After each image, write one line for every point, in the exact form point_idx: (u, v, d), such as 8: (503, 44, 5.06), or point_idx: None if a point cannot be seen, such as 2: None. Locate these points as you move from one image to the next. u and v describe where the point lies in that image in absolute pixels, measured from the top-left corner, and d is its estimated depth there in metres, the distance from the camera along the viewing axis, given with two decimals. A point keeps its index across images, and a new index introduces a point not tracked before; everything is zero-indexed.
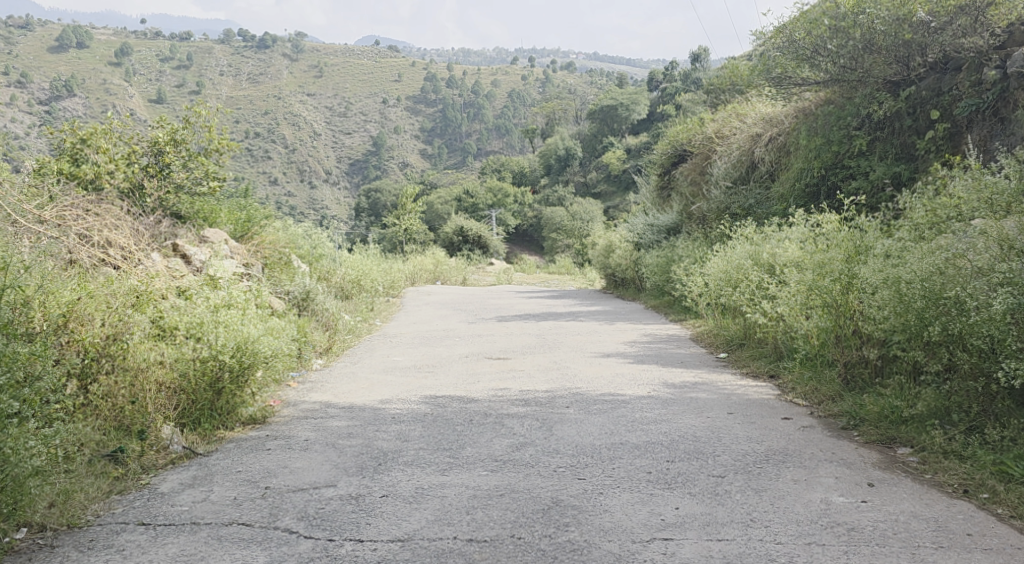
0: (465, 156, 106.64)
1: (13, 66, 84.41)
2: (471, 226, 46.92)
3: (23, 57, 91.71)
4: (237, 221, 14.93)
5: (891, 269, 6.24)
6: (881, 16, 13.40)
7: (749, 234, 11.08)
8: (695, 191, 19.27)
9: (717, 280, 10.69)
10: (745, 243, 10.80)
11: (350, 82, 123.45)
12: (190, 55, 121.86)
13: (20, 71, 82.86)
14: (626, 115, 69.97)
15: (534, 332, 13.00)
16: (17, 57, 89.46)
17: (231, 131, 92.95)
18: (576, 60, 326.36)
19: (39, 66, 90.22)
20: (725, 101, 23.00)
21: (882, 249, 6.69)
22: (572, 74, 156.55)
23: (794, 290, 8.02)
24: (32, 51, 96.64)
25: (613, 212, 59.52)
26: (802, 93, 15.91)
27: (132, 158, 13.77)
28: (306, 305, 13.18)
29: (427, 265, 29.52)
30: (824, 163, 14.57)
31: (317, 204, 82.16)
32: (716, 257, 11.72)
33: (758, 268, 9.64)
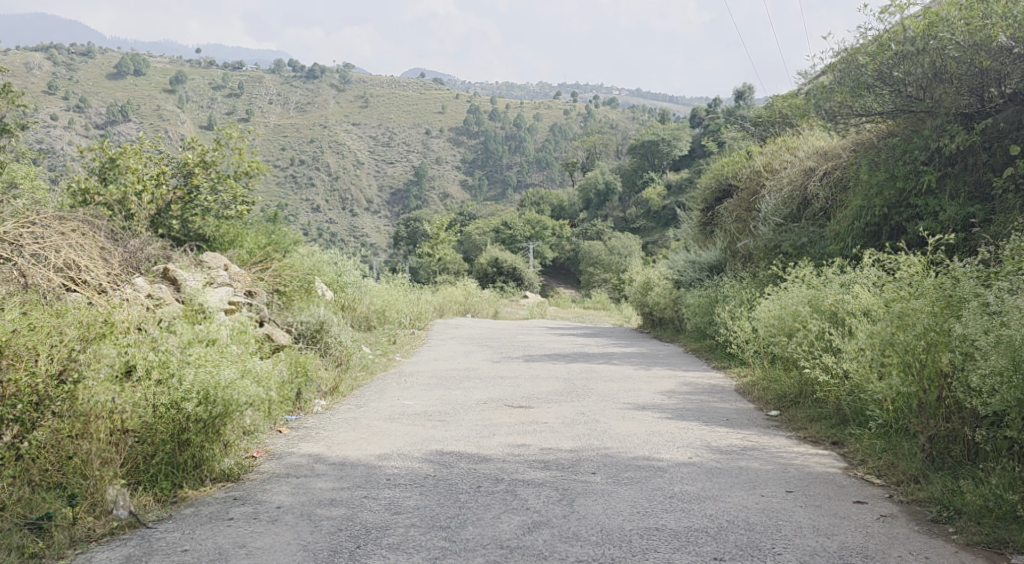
0: (505, 189, 106.06)
1: (70, 91, 85.69)
2: (506, 257, 45.99)
3: (81, 82, 93.13)
4: (258, 243, 15.26)
5: (997, 324, 5.30)
6: (956, 42, 12.35)
7: (807, 275, 9.89)
8: (740, 226, 18.11)
9: (769, 326, 9.52)
10: (803, 285, 9.63)
11: (394, 112, 123.92)
12: (241, 83, 123.17)
13: (77, 96, 84.07)
14: (667, 151, 68.15)
15: (562, 375, 11.84)
16: (76, 82, 90.94)
17: (275, 157, 93.36)
18: (619, 97, 327.02)
19: (97, 92, 91.55)
20: (775, 134, 21.87)
21: (981, 303, 5.69)
22: (614, 110, 156.02)
23: (866, 343, 6.96)
24: (90, 76, 98.13)
25: (652, 248, 58.29)
26: (862, 125, 14.77)
27: (162, 180, 14.60)
28: (320, 338, 12.22)
29: (457, 296, 28.50)
30: (886, 200, 13.42)
31: (357, 232, 81.94)
32: (767, 300, 10.52)
33: (819, 314, 8.49)
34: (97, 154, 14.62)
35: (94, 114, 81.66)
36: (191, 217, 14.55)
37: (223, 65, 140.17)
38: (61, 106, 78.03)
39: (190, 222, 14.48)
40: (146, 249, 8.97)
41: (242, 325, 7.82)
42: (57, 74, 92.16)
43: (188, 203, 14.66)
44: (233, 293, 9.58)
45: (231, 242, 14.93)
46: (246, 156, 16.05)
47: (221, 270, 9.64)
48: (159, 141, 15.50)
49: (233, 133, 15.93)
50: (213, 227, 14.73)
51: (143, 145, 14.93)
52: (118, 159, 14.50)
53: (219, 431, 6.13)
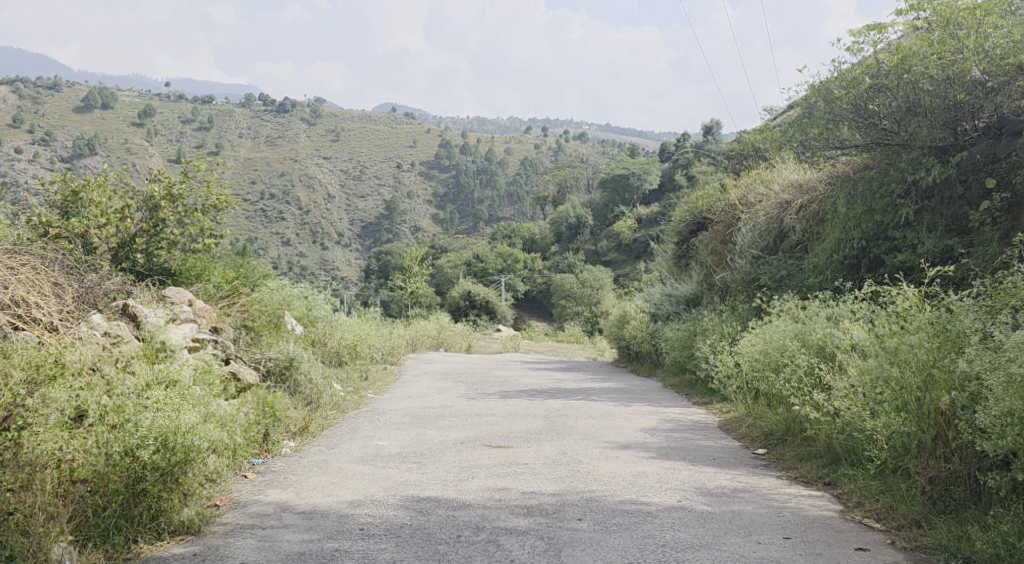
0: (476, 222, 106.04)
1: (36, 124, 84.68)
2: (479, 289, 45.64)
3: (47, 115, 92.06)
4: (227, 278, 14.86)
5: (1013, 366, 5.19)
6: (929, 75, 12.36)
7: (791, 312, 9.64)
8: (716, 259, 17.96)
9: (754, 361, 9.31)
10: (789, 320, 9.38)
11: (366, 147, 123.76)
12: (211, 117, 122.51)
13: (43, 130, 83.08)
14: (638, 185, 68.99)
15: (541, 413, 11.46)
16: (42, 116, 89.93)
17: (245, 191, 92.63)
18: (590, 132, 329.76)
19: (64, 125, 90.52)
20: (748, 166, 21.83)
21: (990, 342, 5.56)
22: (583, 144, 157.09)
23: (859, 380, 6.77)
24: (57, 110, 97.02)
25: (624, 280, 58.25)
26: (836, 159, 14.71)
27: (126, 214, 14.17)
28: (288, 374, 11.91)
29: (430, 330, 28.07)
30: (864, 233, 13.30)
31: (328, 264, 81.29)
32: (750, 335, 10.30)
33: (807, 350, 8.23)
34: (59, 186, 14.14)
35: (60, 148, 80.68)
36: (157, 251, 14.13)
37: (193, 100, 139.43)
38: (27, 139, 77.05)
39: (156, 256, 14.12)
40: (104, 284, 8.61)
41: (209, 365, 7.47)
42: (24, 109, 91.11)
43: (154, 238, 14.27)
44: (198, 329, 9.19)
45: (199, 276, 14.62)
46: (214, 189, 15.62)
47: (186, 306, 9.27)
48: (123, 173, 15.02)
49: (201, 164, 15.43)
50: (180, 261, 14.40)
51: (108, 177, 14.49)
52: (81, 191, 14.01)
53: (179, 480, 5.80)
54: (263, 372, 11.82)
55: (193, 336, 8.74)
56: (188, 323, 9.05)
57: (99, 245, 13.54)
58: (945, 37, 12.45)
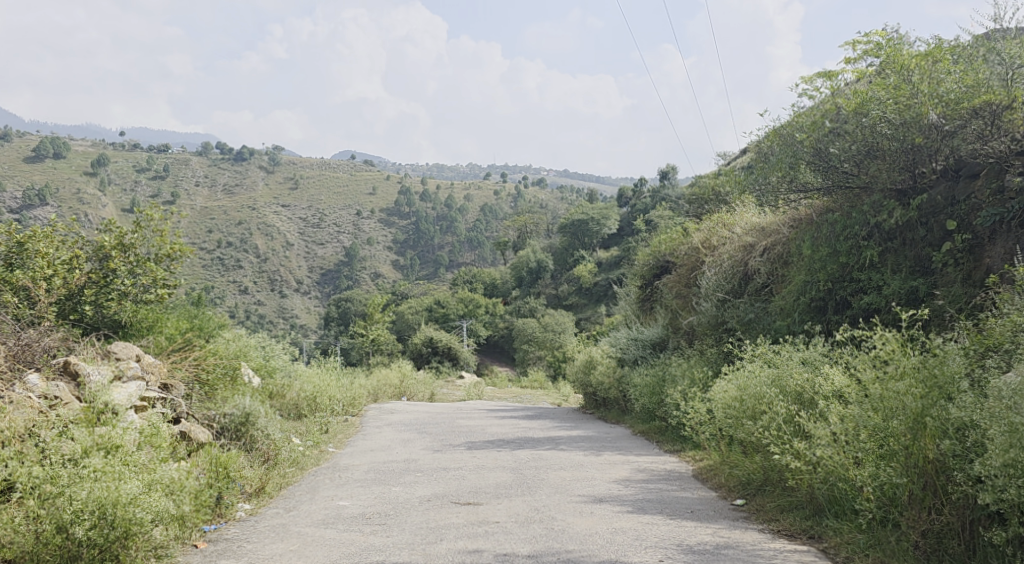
0: (436, 268, 105.74)
1: None
2: (441, 335, 45.17)
3: None
4: (180, 330, 14.46)
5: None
6: (886, 118, 12.39)
7: (762, 360, 9.35)
8: (682, 302, 17.76)
9: (729, 408, 9.01)
10: (763, 366, 9.11)
11: (325, 194, 123.15)
12: (167, 166, 121.39)
13: None
14: (596, 229, 69.26)
15: (509, 465, 11.04)
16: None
17: (202, 239, 91.55)
18: (548, 177, 332.36)
19: (15, 176, 89.06)
20: (709, 210, 21.80)
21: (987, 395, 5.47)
22: (543, 190, 157.87)
23: (841, 428, 6.53)
24: (8, 161, 95.49)
25: (585, 324, 58.10)
26: (798, 201, 14.63)
27: (74, 265, 13.67)
28: (244, 430, 11.46)
29: (392, 379, 27.46)
30: (830, 275, 13.01)
31: (287, 313, 80.34)
32: (721, 382, 10.02)
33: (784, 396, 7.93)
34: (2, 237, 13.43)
35: (10, 199, 79.25)
36: (106, 302, 13.64)
37: (148, 149, 137.99)
38: None
39: (105, 307, 13.64)
40: (43, 341, 8.17)
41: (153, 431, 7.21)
42: None
43: (102, 290, 13.79)
44: (147, 386, 8.78)
45: (150, 327, 14.17)
46: (168, 238, 15.13)
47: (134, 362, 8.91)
48: (73, 223, 14.54)
49: (155, 214, 14.88)
50: (130, 313, 13.93)
51: (57, 226, 14.00)
52: (27, 241, 13.50)
53: (120, 553, 6.05)
54: (217, 430, 11.38)
55: (141, 395, 8.37)
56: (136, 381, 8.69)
57: (46, 296, 13.04)
58: (901, 82, 12.54)
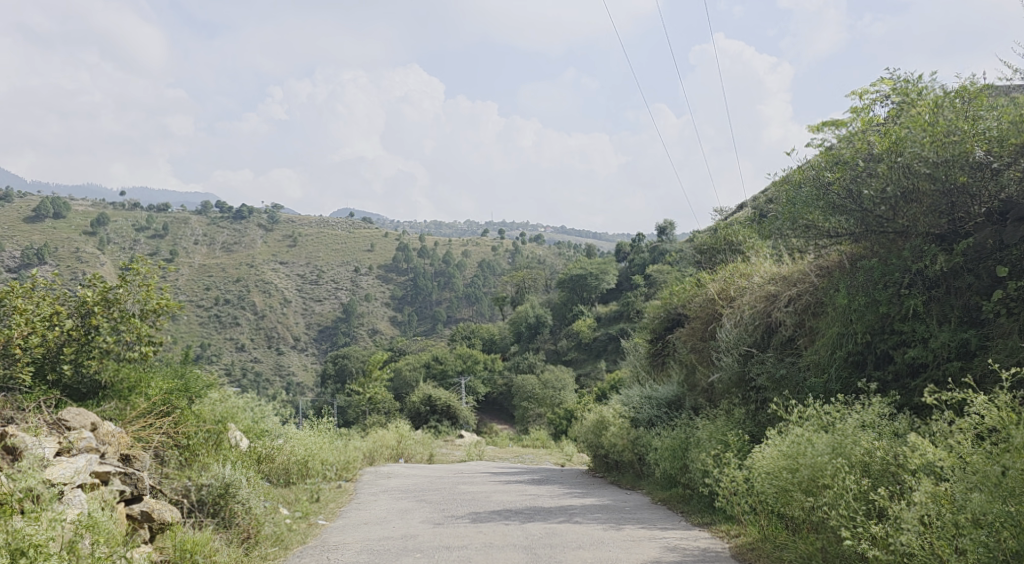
0: (434, 324, 104.82)
1: None
2: (439, 393, 43.73)
3: None
4: (172, 389, 13.31)
5: None
6: (924, 157, 11.27)
7: (812, 425, 8.26)
8: (698, 358, 16.57)
9: (771, 477, 8.01)
10: (816, 431, 8.09)
11: (323, 251, 122.36)
12: (167, 225, 120.68)
13: None
14: (595, 284, 68.38)
15: (520, 543, 9.73)
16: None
17: (200, 296, 90.36)
18: (547, 233, 333.15)
19: (15, 236, 88.28)
20: (721, 260, 20.75)
21: None
22: (541, 245, 157.25)
23: (926, 500, 6.34)
24: (8, 220, 94.76)
25: (585, 380, 56.84)
26: (827, 249, 13.39)
27: (54, 322, 12.56)
28: (222, 504, 10.63)
29: (389, 440, 26.00)
30: (868, 326, 11.61)
31: (284, 370, 79.00)
32: (764, 449, 8.81)
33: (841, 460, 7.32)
34: None
35: (8, 258, 78.46)
36: (88, 361, 12.58)
37: (147, 207, 137.35)
38: None
39: (86, 367, 12.57)
40: None
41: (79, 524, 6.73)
42: None
43: (83, 348, 12.68)
44: (104, 459, 8.26)
45: (134, 388, 13.09)
46: (155, 292, 13.91)
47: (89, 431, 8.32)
48: (54, 277, 13.38)
49: (143, 267, 13.71)
50: (111, 372, 12.81)
51: (37, 281, 12.87)
52: (4, 296, 12.38)
53: None
54: (195, 504, 10.55)
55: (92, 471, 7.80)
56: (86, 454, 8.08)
57: (22, 355, 11.99)
58: (938, 118, 11.43)
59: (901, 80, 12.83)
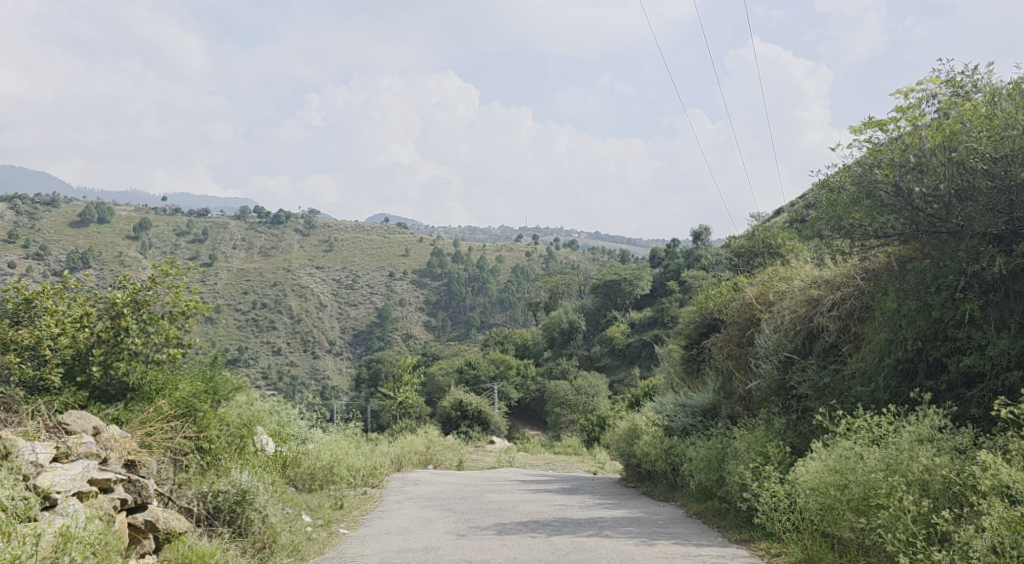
0: (467, 329, 104.54)
1: (31, 240, 83.55)
2: (471, 398, 43.17)
3: (43, 230, 91.00)
4: (200, 391, 12.95)
5: None
6: (980, 152, 10.73)
7: (866, 439, 7.98)
8: (735, 365, 15.96)
9: (831, 490, 7.70)
10: (872, 448, 7.69)
11: (359, 256, 122.58)
12: (206, 229, 121.65)
13: (38, 245, 82.20)
14: (629, 290, 67.58)
15: (546, 557, 9.22)
16: (38, 230, 88.94)
17: (237, 299, 90.81)
18: (582, 239, 331.62)
19: (59, 239, 89.43)
20: (760, 265, 20.10)
21: None
22: (575, 251, 156.20)
23: (1000, 525, 6.27)
24: (53, 224, 96.01)
25: (618, 386, 56.13)
26: (873, 250, 12.72)
27: (84, 323, 12.33)
28: (239, 512, 10.39)
29: (418, 445, 25.57)
30: (919, 331, 10.94)
31: (319, 374, 78.99)
32: (809, 463, 8.28)
33: (897, 478, 7.24)
34: (8, 294, 12.31)
35: (53, 261, 79.61)
36: (117, 363, 12.30)
37: (187, 212, 138.68)
38: (21, 255, 76.20)
39: (114, 369, 12.28)
40: None
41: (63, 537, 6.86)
42: (19, 223, 89.99)
43: (113, 349, 12.38)
44: (106, 466, 8.37)
45: (161, 390, 12.63)
46: (183, 294, 13.62)
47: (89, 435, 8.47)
48: (85, 279, 13.17)
49: (172, 268, 13.45)
50: (139, 374, 12.45)
51: (67, 282, 12.64)
52: (35, 298, 12.20)
53: None
54: (210, 511, 10.33)
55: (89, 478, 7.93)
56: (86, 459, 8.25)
57: (51, 356, 11.80)
58: (996, 112, 10.84)
59: (949, 79, 12.27)
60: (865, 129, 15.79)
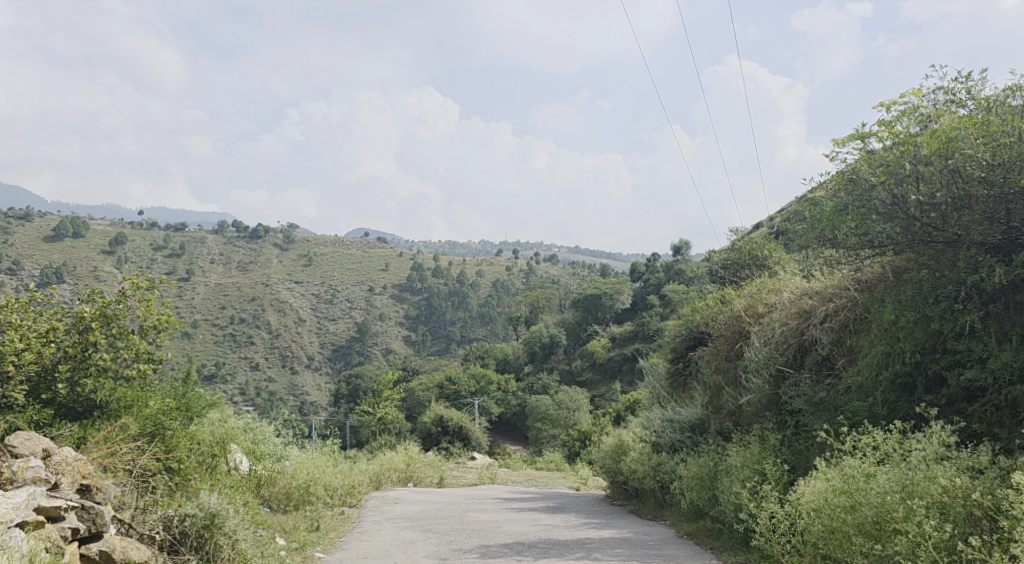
0: (447, 344, 103.90)
1: (5, 254, 82.27)
2: (451, 414, 42.58)
3: (17, 245, 89.63)
4: (172, 409, 12.31)
5: None
6: (978, 159, 10.37)
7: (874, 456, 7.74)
8: (723, 379, 15.52)
9: (840, 512, 7.44)
10: (885, 471, 7.42)
11: (338, 270, 121.66)
12: (183, 244, 120.36)
13: (12, 260, 80.92)
14: (609, 304, 67.25)
15: None
16: (12, 245, 87.64)
17: (215, 314, 89.74)
18: (561, 253, 331.96)
19: (33, 254, 88.17)
20: (747, 276, 19.68)
21: None
22: (555, 265, 155.88)
23: None
24: (28, 239, 94.63)
25: (599, 401, 55.69)
26: (866, 261, 12.28)
27: (50, 338, 11.75)
28: (207, 537, 9.85)
29: (398, 463, 24.93)
30: (917, 344, 10.51)
31: (298, 389, 77.99)
32: (814, 486, 7.92)
33: (907, 500, 7.11)
34: None
35: (27, 277, 78.37)
36: (86, 381, 11.67)
37: (165, 226, 137.32)
38: None
39: (81, 386, 11.66)
40: None
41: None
42: None
43: (80, 365, 11.82)
44: (55, 491, 8.41)
45: (130, 407, 11.97)
46: (156, 308, 12.96)
47: (38, 459, 8.54)
48: (52, 293, 12.54)
49: (144, 281, 12.81)
50: (107, 391, 11.81)
51: (34, 296, 12.04)
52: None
53: None
54: (176, 536, 9.81)
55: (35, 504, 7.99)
56: (34, 484, 8.35)
57: (15, 373, 11.19)
58: (994, 118, 10.46)
59: (939, 91, 11.96)
60: (848, 141, 15.42)
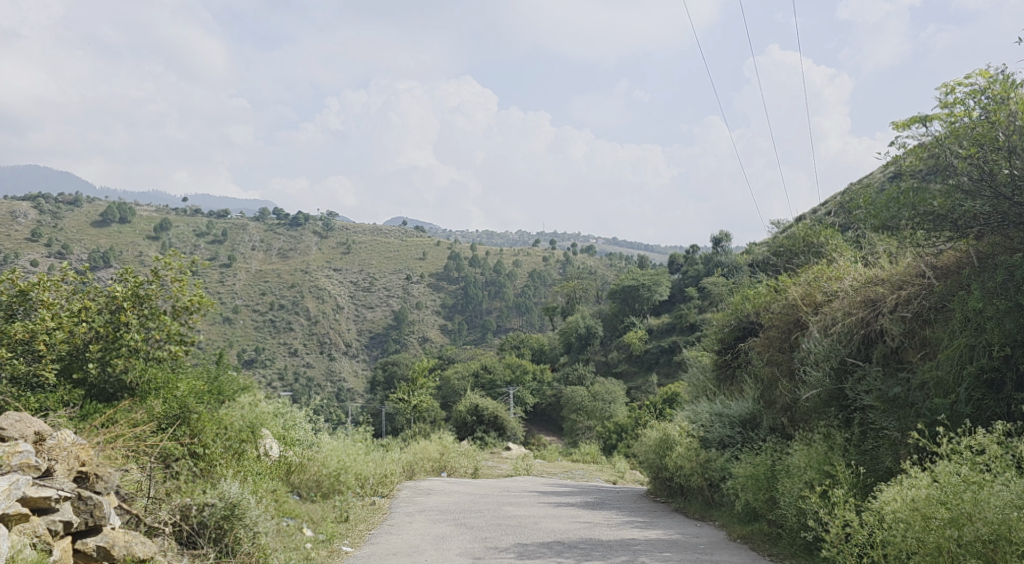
0: (483, 333, 103.42)
1: (54, 237, 83.00)
2: (487, 403, 41.83)
3: (66, 228, 90.37)
4: (204, 392, 11.66)
5: None
6: None
7: (999, 465, 7.28)
8: (776, 372, 14.54)
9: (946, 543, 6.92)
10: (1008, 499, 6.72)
11: (376, 258, 121.33)
12: (226, 230, 120.70)
13: (60, 243, 81.59)
14: (647, 295, 66.11)
15: None
16: (61, 228, 88.34)
17: (255, 300, 89.89)
18: (598, 245, 330.25)
19: (80, 239, 88.85)
20: (801, 264, 18.70)
21: None
22: (593, 256, 154.59)
23: None
24: (76, 223, 95.33)
25: (635, 394, 54.58)
26: (942, 246, 11.27)
27: (82, 317, 11.16)
28: (226, 528, 9.22)
29: (431, 452, 24.22)
30: (1006, 336, 9.54)
31: (334, 375, 77.92)
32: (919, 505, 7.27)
33: None
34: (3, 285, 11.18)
35: (75, 260, 78.81)
36: (116, 360, 11.06)
37: (208, 212, 138.06)
38: (43, 253, 75.61)
39: (110, 366, 11.06)
40: None
41: None
42: (42, 221, 89.42)
43: (111, 346, 11.21)
44: (40, 482, 7.80)
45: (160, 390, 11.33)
46: (189, 289, 12.34)
47: (27, 444, 7.95)
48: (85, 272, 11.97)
49: (177, 260, 12.17)
50: (139, 372, 11.18)
51: (68, 274, 11.50)
52: (31, 290, 11.09)
53: None
54: (195, 527, 9.15)
55: (18, 495, 7.42)
56: (22, 471, 7.71)
57: (47, 352, 10.71)
58: None
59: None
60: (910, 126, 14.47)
